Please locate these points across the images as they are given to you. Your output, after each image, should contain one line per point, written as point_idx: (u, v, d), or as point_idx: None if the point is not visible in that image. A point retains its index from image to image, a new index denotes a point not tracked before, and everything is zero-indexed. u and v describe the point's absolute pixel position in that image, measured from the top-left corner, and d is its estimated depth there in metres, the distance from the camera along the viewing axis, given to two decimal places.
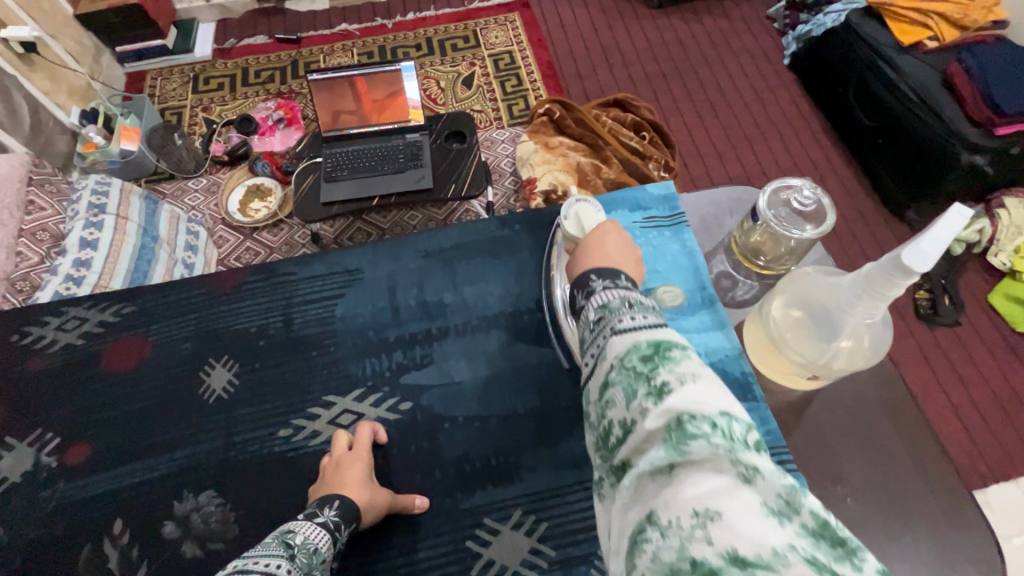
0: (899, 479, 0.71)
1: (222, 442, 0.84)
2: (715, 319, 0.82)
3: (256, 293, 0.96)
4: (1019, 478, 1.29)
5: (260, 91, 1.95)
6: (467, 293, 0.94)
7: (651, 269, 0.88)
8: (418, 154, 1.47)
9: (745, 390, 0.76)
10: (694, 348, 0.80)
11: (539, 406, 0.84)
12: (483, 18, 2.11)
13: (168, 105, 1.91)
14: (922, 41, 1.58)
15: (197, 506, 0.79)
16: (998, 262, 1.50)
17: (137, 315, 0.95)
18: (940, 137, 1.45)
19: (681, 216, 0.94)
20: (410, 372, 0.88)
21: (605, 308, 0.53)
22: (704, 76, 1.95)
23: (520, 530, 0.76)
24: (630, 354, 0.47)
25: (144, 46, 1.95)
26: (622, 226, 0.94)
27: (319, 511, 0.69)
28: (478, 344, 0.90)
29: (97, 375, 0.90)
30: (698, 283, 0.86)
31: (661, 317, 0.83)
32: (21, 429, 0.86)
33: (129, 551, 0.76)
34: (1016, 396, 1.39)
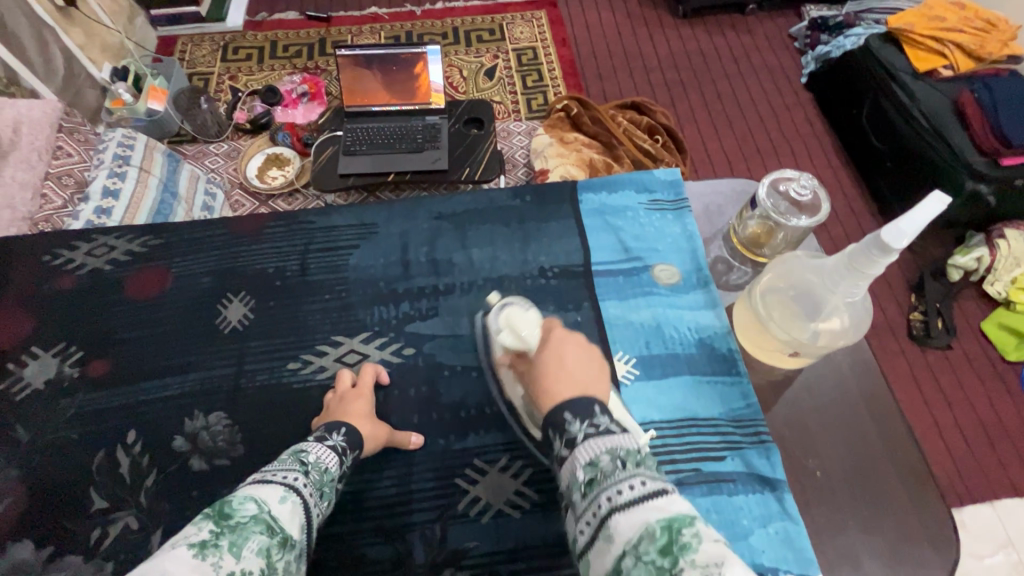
0: (870, 462, 0.74)
1: (233, 370, 0.87)
2: (708, 298, 0.87)
3: (277, 237, 0.99)
4: (994, 499, 1.31)
5: (287, 65, 1.99)
6: (475, 255, 0.97)
7: (652, 248, 0.93)
8: (435, 137, 1.51)
9: (730, 366, 0.81)
10: (685, 325, 0.85)
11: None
12: (511, 13, 2.15)
13: (196, 70, 1.96)
14: (936, 70, 1.60)
15: (206, 425, 0.82)
16: (993, 290, 1.53)
17: (160, 249, 0.98)
18: (946, 162, 1.48)
19: (685, 202, 0.97)
20: (416, 322, 0.91)
21: (596, 470, 0.52)
22: (721, 87, 1.99)
23: (507, 474, 0.79)
24: (641, 541, 0.44)
25: (177, 12, 2.00)
26: (628, 206, 0.98)
27: (328, 436, 0.71)
28: (482, 301, 0.92)
29: (120, 296, 0.94)
30: (695, 264, 0.91)
31: (656, 293, 0.89)
32: (47, 340, 0.89)
33: (138, 460, 0.79)
34: (998, 419, 1.41)
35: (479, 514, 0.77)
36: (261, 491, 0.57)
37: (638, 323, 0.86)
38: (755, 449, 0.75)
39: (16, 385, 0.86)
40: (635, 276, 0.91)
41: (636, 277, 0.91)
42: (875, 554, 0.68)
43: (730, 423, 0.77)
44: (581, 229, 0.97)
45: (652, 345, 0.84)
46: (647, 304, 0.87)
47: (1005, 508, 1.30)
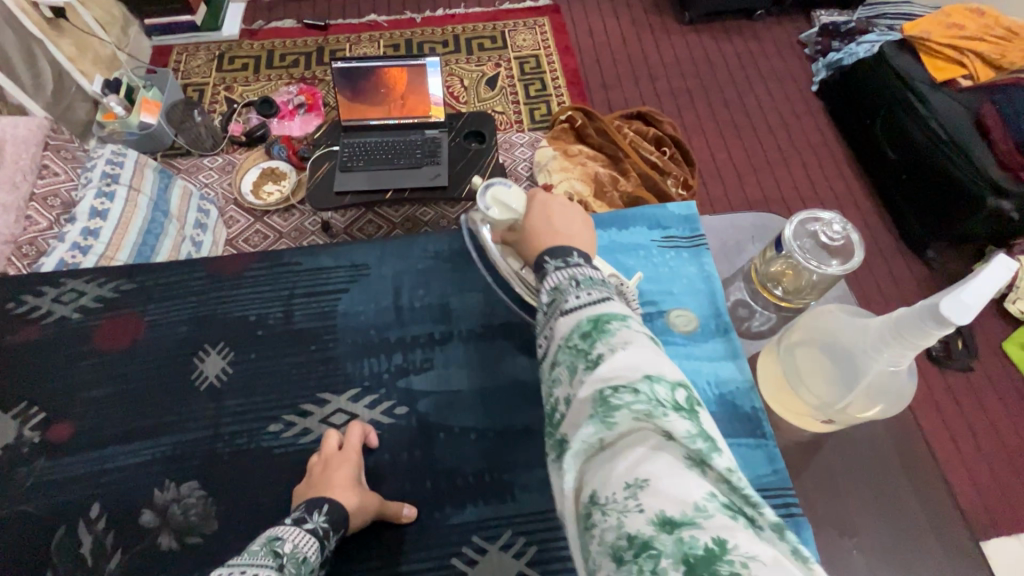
0: (911, 537, 0.68)
1: (210, 431, 0.82)
2: (728, 348, 0.81)
3: (258, 280, 0.95)
4: (1020, 532, 1.25)
5: (284, 75, 1.94)
6: (473, 301, 0.92)
7: (667, 292, 0.87)
8: (435, 151, 1.46)
9: (754, 426, 0.74)
10: (705, 378, 0.78)
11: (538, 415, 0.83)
12: (513, 20, 2.10)
13: (191, 81, 1.91)
14: (954, 79, 1.55)
15: (178, 496, 0.77)
16: (1015, 309, 1.48)
17: (134, 291, 0.94)
18: (967, 178, 1.42)
19: (702, 239, 0.92)
20: (408, 376, 0.86)
21: (556, 289, 0.52)
22: (730, 96, 1.93)
23: (509, 552, 0.74)
24: (571, 333, 0.47)
25: (173, 21, 1.95)
26: (641, 244, 0.92)
27: (308, 517, 0.68)
28: (481, 352, 0.88)
29: (92, 350, 0.89)
30: (714, 309, 0.84)
31: (672, 341, 0.82)
32: (5, 401, 0.85)
33: (103, 539, 0.74)
34: (1022, 446, 1.35)
35: None
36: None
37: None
38: (783, 523, 0.67)
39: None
40: (649, 322, 0.84)
41: (650, 323, 0.85)
42: None
43: (756, 491, 0.70)
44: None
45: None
46: None
47: None
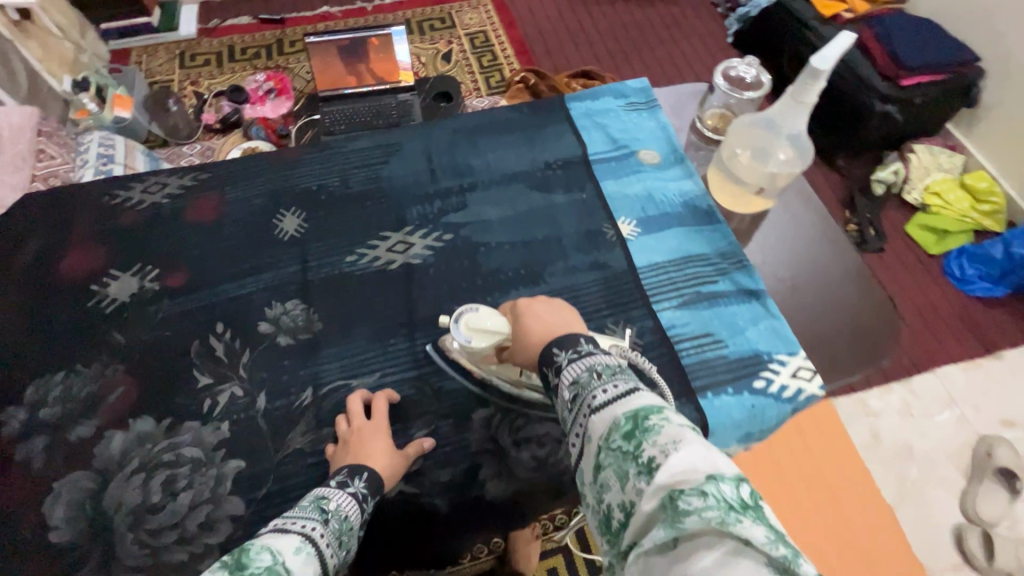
0: (822, 271, 0.98)
1: (301, 266, 0.93)
2: (686, 171, 1.00)
3: (315, 162, 1.04)
4: (935, 368, 1.53)
5: (248, 66, 2.03)
6: (492, 158, 1.04)
7: (634, 139, 1.05)
8: (409, 111, 1.61)
9: (710, 217, 0.95)
10: (672, 192, 0.98)
11: (557, 231, 0.94)
12: (457, 2, 2.28)
13: (155, 79, 1.97)
14: (839, 14, 1.84)
15: (287, 310, 0.89)
16: (911, 199, 1.78)
17: (209, 179, 1.03)
18: (861, 92, 1.70)
19: (655, 102, 1.10)
20: (452, 214, 0.97)
21: (578, 384, 0.59)
22: (660, 52, 2.19)
23: None
24: (614, 437, 0.52)
25: (131, 24, 2.03)
26: (608, 108, 1.09)
27: (350, 480, 0.67)
28: (506, 193, 0.99)
29: (182, 221, 0.98)
30: (672, 147, 1.04)
31: (643, 171, 1.00)
32: (121, 262, 0.94)
33: (232, 344, 0.86)
34: (930, 304, 1.63)
35: None
36: (278, 540, 0.52)
37: (632, 194, 0.98)
38: (739, 272, 0.90)
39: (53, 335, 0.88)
40: (624, 160, 1.02)
41: (624, 162, 1.02)
42: (836, 331, 0.92)
43: (718, 257, 0.91)
44: (572, 128, 1.06)
45: (647, 209, 0.96)
46: (636, 179, 0.99)
47: (945, 374, 1.52)
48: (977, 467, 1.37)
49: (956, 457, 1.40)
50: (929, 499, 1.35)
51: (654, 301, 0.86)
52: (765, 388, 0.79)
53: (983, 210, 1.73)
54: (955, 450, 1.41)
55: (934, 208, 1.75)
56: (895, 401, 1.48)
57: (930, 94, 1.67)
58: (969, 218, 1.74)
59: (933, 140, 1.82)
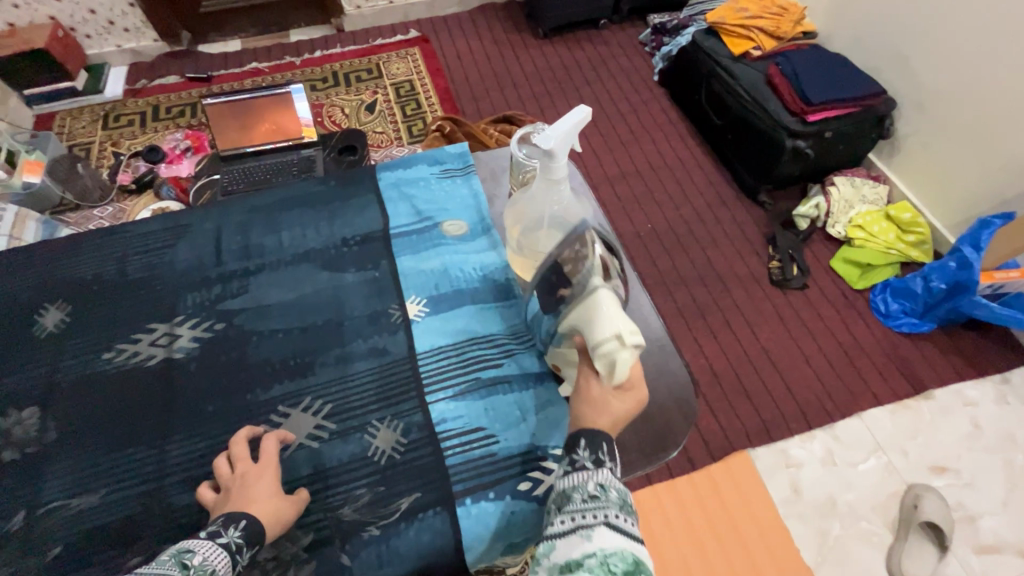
0: None
1: None
2: (493, 241, 0.81)
3: None
4: (860, 412, 1.45)
5: (170, 125, 2.04)
6: (287, 233, 0.80)
7: (441, 208, 0.84)
8: (311, 167, 1.61)
9: (508, 291, 0.76)
10: (471, 267, 0.78)
11: (333, 314, 0.73)
12: (386, 52, 2.31)
13: (76, 141, 1.98)
14: (748, 51, 1.82)
15: None
16: (835, 232, 1.73)
17: None
18: (771, 129, 1.68)
19: (473, 164, 0.91)
20: (221, 299, 0.75)
21: (605, 490, 0.55)
22: (584, 92, 2.19)
23: (302, 412, 0.66)
24: (614, 562, 0.49)
25: (54, 88, 2.04)
26: (418, 176, 0.88)
27: (220, 531, 0.55)
28: (281, 270, 0.77)
29: None
30: (482, 215, 0.84)
31: (444, 245, 0.80)
32: None
33: None
34: (855, 341, 1.57)
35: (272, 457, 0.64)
36: None
37: (426, 274, 0.77)
38: (528, 352, 0.71)
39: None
40: (421, 234, 0.80)
41: (423, 237, 0.81)
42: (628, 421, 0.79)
43: (510, 338, 0.73)
44: (370, 191, 0.85)
45: (440, 284, 0.76)
46: (431, 255, 0.79)
47: (871, 418, 1.44)
48: (903, 522, 1.28)
49: (879, 508, 1.32)
50: (852, 558, 1.26)
51: (429, 393, 0.67)
52: (529, 492, 0.62)
53: (908, 242, 1.68)
54: (878, 501, 1.33)
55: (858, 240, 1.70)
56: (818, 449, 1.40)
57: (841, 127, 1.65)
58: (895, 249, 1.68)
59: (855, 172, 1.80)
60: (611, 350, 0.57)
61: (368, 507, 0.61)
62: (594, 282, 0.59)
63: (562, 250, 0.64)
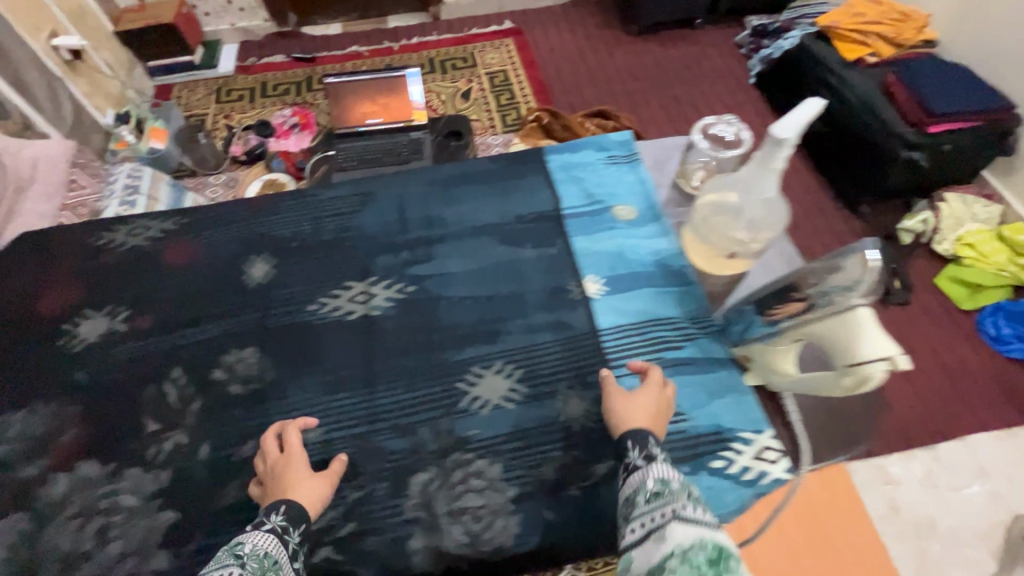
0: None
1: (260, 315, 0.97)
2: (661, 228, 1.04)
3: (289, 210, 1.09)
4: (964, 435, 1.41)
5: (277, 102, 2.14)
6: (465, 210, 1.08)
7: (612, 194, 1.10)
8: (419, 149, 1.65)
9: (681, 279, 0.98)
10: (644, 250, 1.02)
11: (523, 287, 0.98)
12: (481, 42, 2.35)
13: (192, 112, 2.10)
14: (862, 58, 1.76)
15: (241, 357, 0.92)
16: (942, 249, 1.67)
17: (194, 223, 1.09)
18: (884, 139, 1.63)
19: (636, 155, 1.15)
20: (417, 266, 1.01)
21: (664, 484, 0.62)
22: (678, 92, 2.18)
23: (499, 375, 0.89)
24: (694, 551, 0.52)
25: (173, 61, 2.17)
26: (590, 162, 1.15)
27: (265, 519, 0.66)
28: (475, 246, 1.03)
29: (162, 265, 1.04)
30: (649, 203, 1.08)
31: (618, 228, 1.05)
32: (112, 302, 1.00)
33: (185, 390, 0.90)
34: (959, 362, 1.52)
35: (480, 408, 0.86)
36: None
37: (603, 251, 1.02)
38: (704, 337, 0.92)
39: (59, 362, 0.94)
40: (600, 216, 1.06)
41: (601, 217, 1.07)
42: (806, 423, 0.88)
43: (688, 323, 0.94)
44: (550, 181, 1.11)
45: (616, 268, 1.00)
46: (610, 235, 1.03)
47: (976, 442, 1.39)
48: (1008, 551, 1.24)
49: (983, 535, 1.28)
50: None
51: (614, 365, 0.89)
52: (723, 469, 0.81)
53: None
54: (982, 528, 1.28)
55: (968, 260, 1.63)
56: (917, 468, 1.36)
57: (960, 141, 1.58)
58: (1008, 271, 1.59)
59: (967, 188, 1.72)
60: (873, 370, 0.66)
61: (569, 468, 0.81)
62: (858, 306, 0.67)
63: (813, 272, 0.72)
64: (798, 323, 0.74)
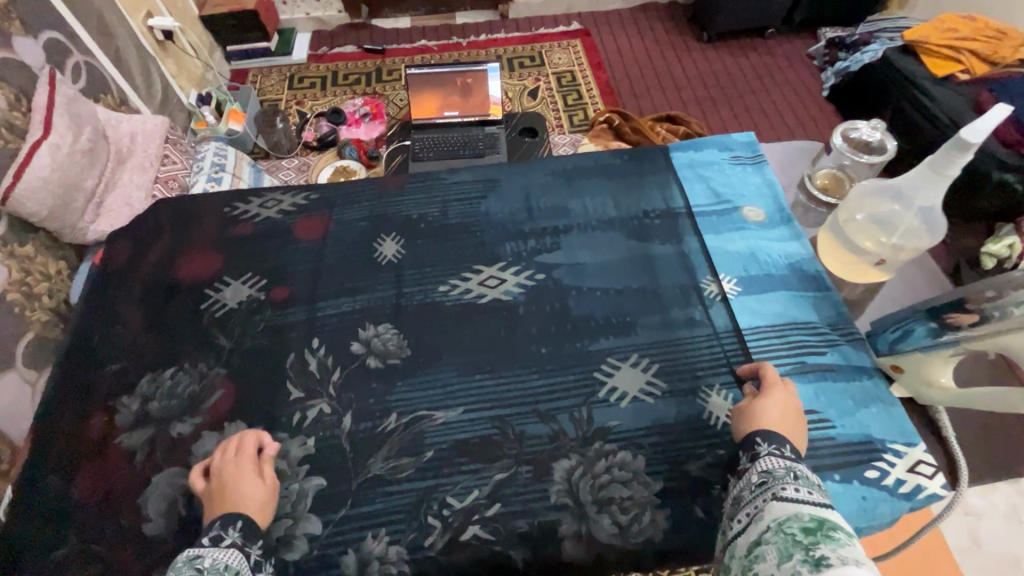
0: None
1: (394, 292, 0.98)
2: (793, 232, 1.01)
3: (415, 195, 1.11)
4: None
5: (348, 91, 2.18)
6: (588, 203, 1.07)
7: (739, 194, 1.07)
8: (495, 143, 1.66)
9: (819, 284, 0.94)
10: (776, 253, 0.98)
11: (653, 282, 0.96)
12: (549, 42, 2.35)
13: (266, 97, 2.15)
14: (954, 74, 1.70)
15: (378, 333, 0.93)
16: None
17: (321, 201, 1.11)
18: (977, 159, 1.57)
19: (761, 158, 1.12)
20: (545, 255, 1.01)
21: (769, 475, 0.64)
22: (749, 101, 2.14)
23: (636, 368, 0.87)
24: (790, 523, 0.55)
25: (251, 47, 2.23)
26: (713, 161, 1.13)
27: (222, 533, 0.65)
28: (598, 239, 1.02)
29: (292, 240, 1.06)
30: (777, 206, 1.05)
31: (748, 228, 1.02)
32: (236, 272, 1.02)
33: (325, 361, 0.90)
34: None
35: (619, 400, 0.84)
36: None
37: (734, 252, 0.99)
38: (848, 344, 0.87)
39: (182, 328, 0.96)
40: (728, 215, 1.04)
41: (728, 216, 1.04)
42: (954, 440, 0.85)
43: (829, 329, 0.89)
44: (674, 180, 1.10)
45: (749, 269, 0.96)
46: (740, 235, 1.00)
47: None
48: None
49: None
50: None
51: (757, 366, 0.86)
52: (879, 481, 0.76)
53: None
54: None
55: None
56: (1000, 502, 1.30)
57: None
58: None
59: None
60: None
61: (711, 467, 0.78)
62: None
63: (1004, 284, 0.68)
64: (978, 336, 0.69)
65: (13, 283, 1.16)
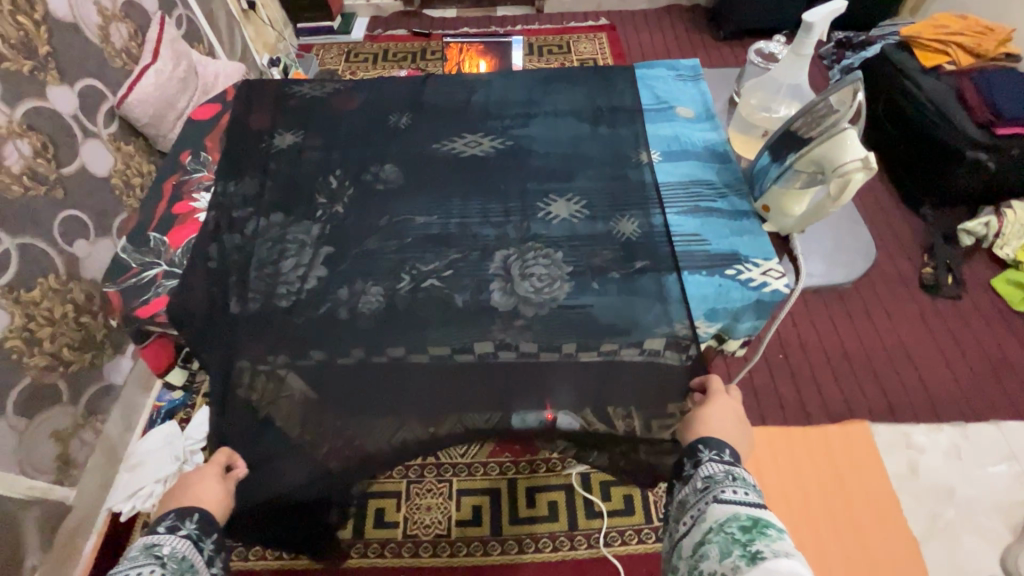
0: None
1: (400, 155, 1.20)
2: (713, 124, 1.19)
3: (427, 94, 1.32)
4: (997, 421, 1.44)
5: (395, 66, 2.49)
6: (559, 102, 1.29)
7: (676, 98, 1.26)
8: None
9: (723, 157, 1.13)
10: (696, 139, 1.17)
11: (596, 150, 1.19)
12: (577, 33, 2.60)
13: (325, 67, 2.49)
14: (941, 65, 1.83)
15: (383, 172, 1.17)
16: (1002, 253, 1.69)
17: (348, 88, 1.36)
18: (951, 138, 1.69)
19: (701, 74, 1.30)
20: (517, 128, 1.24)
21: (711, 479, 0.73)
22: None
23: (569, 202, 1.10)
24: (731, 524, 0.64)
25: (317, 26, 2.59)
26: (659, 75, 1.32)
27: (181, 524, 0.74)
28: (560, 122, 1.24)
29: (327, 116, 1.30)
30: (706, 107, 1.23)
31: (677, 120, 1.21)
32: (282, 131, 1.28)
33: (335, 192, 1.14)
34: (1004, 357, 1.55)
35: (552, 218, 1.08)
36: None
37: (661, 135, 1.19)
38: (737, 197, 1.06)
39: (237, 166, 1.21)
40: (663, 111, 1.23)
41: (664, 113, 1.24)
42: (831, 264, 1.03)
43: (723, 187, 1.08)
44: (630, 85, 1.31)
45: (671, 146, 1.16)
46: (668, 124, 1.20)
47: (1009, 429, 1.43)
48: None
49: (1004, 510, 1.31)
50: (962, 544, 1.28)
51: (662, 206, 1.08)
52: (735, 277, 0.96)
53: None
54: (1004, 504, 1.32)
55: None
56: (943, 442, 1.41)
57: None
58: None
59: None
60: (852, 171, 0.85)
61: (614, 259, 1.01)
62: (846, 128, 0.85)
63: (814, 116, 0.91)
64: (799, 155, 0.91)
65: (117, 171, 1.46)
